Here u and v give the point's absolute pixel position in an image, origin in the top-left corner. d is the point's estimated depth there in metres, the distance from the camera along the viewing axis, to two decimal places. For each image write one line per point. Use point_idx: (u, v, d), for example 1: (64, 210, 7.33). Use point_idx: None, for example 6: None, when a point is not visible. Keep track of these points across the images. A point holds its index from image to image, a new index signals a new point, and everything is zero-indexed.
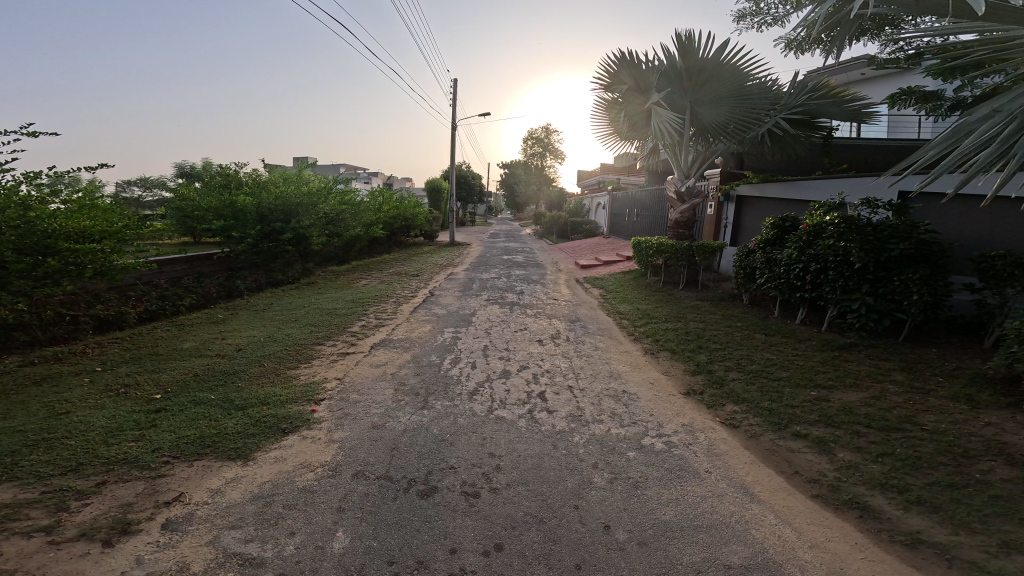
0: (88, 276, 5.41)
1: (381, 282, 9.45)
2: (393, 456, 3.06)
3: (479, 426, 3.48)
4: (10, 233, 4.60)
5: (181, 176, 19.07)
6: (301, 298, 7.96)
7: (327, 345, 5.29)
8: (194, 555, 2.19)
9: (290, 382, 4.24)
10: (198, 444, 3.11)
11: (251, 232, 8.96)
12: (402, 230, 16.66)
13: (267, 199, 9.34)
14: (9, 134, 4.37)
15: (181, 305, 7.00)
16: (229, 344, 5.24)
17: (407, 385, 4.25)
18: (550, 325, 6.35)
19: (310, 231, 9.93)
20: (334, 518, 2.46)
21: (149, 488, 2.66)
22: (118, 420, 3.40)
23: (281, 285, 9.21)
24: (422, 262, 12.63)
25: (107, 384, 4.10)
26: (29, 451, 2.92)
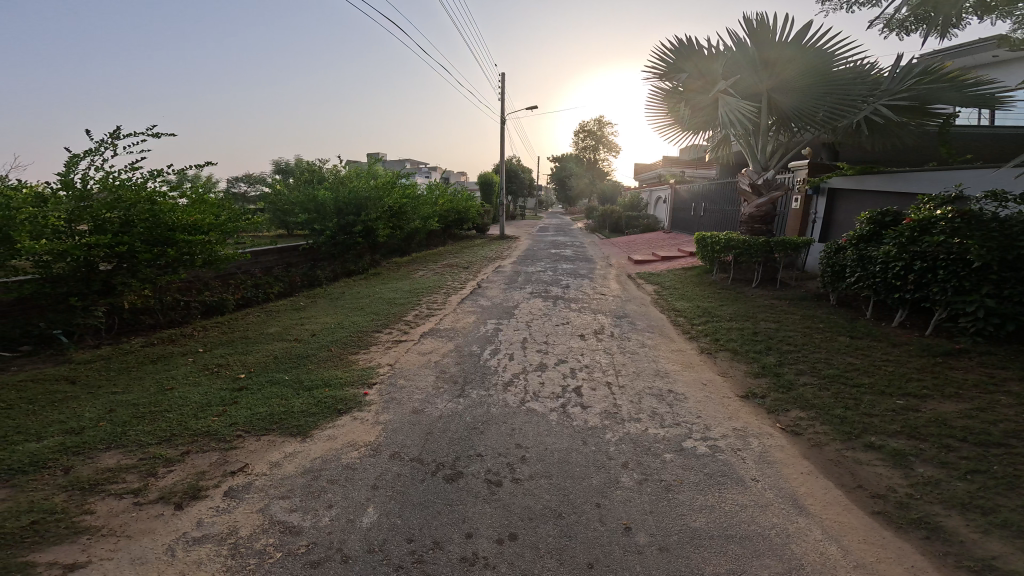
0: (199, 265, 6.06)
1: (434, 274, 9.72)
2: (427, 440, 3.17)
3: (510, 417, 3.51)
4: (142, 226, 5.28)
5: (263, 173, 20.57)
6: (368, 288, 8.37)
7: (384, 333, 5.54)
8: (245, 520, 2.40)
9: (351, 365, 4.51)
10: (267, 420, 3.39)
11: (330, 225, 9.55)
12: (457, 224, 16.97)
13: (341, 194, 9.86)
14: (138, 135, 5.31)
15: (270, 292, 7.63)
16: (306, 330, 5.64)
17: (448, 374, 4.36)
18: (594, 320, 6.24)
19: (377, 224, 10.38)
20: (367, 494, 2.61)
21: (220, 458, 2.93)
22: (209, 396, 3.78)
23: (354, 275, 9.74)
24: (473, 255, 12.85)
25: (206, 363, 4.58)
26: (137, 422, 3.33)
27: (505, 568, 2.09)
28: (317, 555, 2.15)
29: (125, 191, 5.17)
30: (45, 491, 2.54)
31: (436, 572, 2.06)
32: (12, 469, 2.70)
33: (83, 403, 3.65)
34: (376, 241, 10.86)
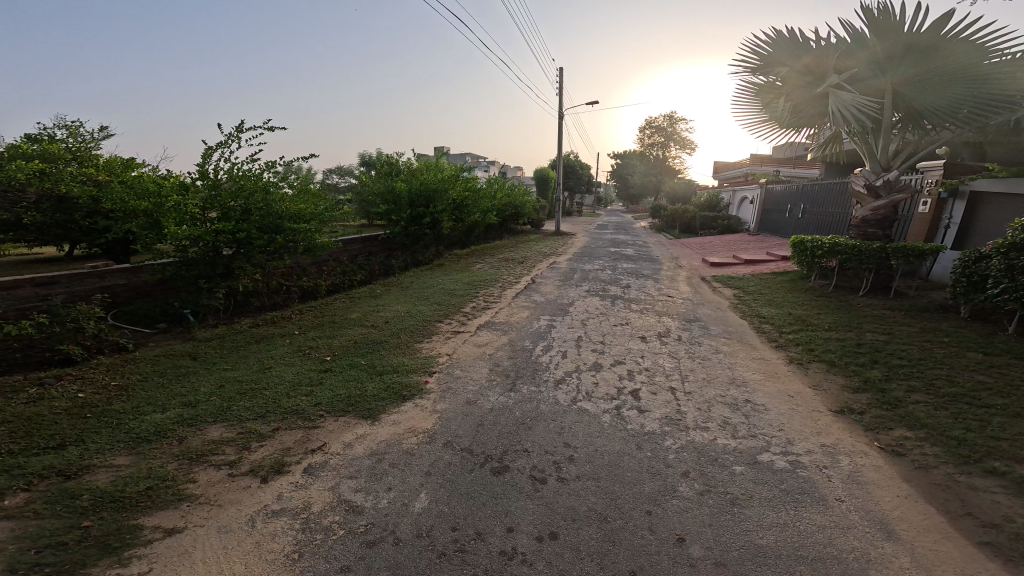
0: (299, 252, 6.57)
1: (491, 268, 9.84)
2: (477, 432, 3.22)
3: (560, 415, 3.49)
4: (257, 214, 5.93)
5: (336, 167, 21.65)
6: (432, 278, 8.62)
7: (444, 324, 5.67)
8: (318, 497, 2.56)
9: (415, 353, 4.67)
10: (345, 402, 3.59)
11: (403, 216, 10.00)
12: (513, 219, 16.99)
13: (412, 187, 10.17)
14: (256, 129, 6.00)
15: (355, 279, 8.01)
16: (383, 317, 5.89)
17: (502, 367, 4.41)
18: (657, 322, 6.05)
19: (443, 216, 10.61)
20: (421, 480, 2.70)
21: (303, 436, 3.13)
22: (299, 376, 4.08)
23: (422, 265, 10.05)
24: (527, 250, 12.87)
25: (300, 345, 4.94)
26: (241, 398, 3.65)
27: (543, 566, 2.09)
28: (373, 536, 2.26)
29: (247, 181, 5.81)
30: (161, 459, 2.83)
31: (477, 563, 2.09)
32: (139, 437, 3.03)
33: (193, 379, 4.04)
34: (440, 233, 11.14)
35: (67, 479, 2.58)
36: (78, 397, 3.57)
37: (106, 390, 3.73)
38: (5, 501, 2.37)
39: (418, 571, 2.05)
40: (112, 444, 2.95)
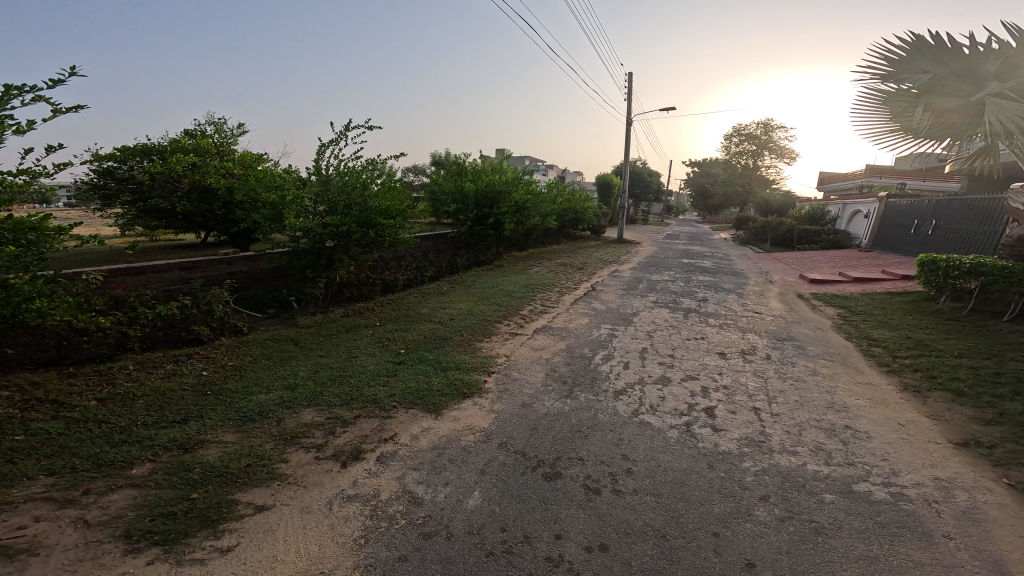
0: (386, 247, 6.91)
1: (550, 272, 9.85)
2: (532, 435, 3.22)
3: (619, 426, 3.41)
4: (356, 211, 6.33)
5: (410, 167, 22.60)
6: (490, 278, 8.75)
7: (501, 325, 5.74)
8: (385, 486, 2.67)
9: (474, 352, 4.76)
10: (414, 395, 3.73)
11: (468, 216, 10.25)
12: (572, 223, 16.79)
13: (479, 187, 10.39)
14: (360, 128, 6.37)
15: (427, 275, 8.33)
16: (447, 314, 6.07)
17: (558, 372, 4.38)
18: (741, 339, 5.72)
19: (507, 218, 10.72)
20: (475, 478, 2.74)
21: (378, 426, 3.29)
22: (380, 367, 4.29)
23: (483, 265, 10.25)
24: (588, 256, 12.71)
25: (378, 337, 5.18)
26: (331, 384, 3.90)
27: None
28: (429, 528, 2.32)
29: (350, 177, 6.29)
30: (261, 438, 3.08)
31: (523, 566, 2.09)
32: (247, 416, 3.33)
33: (291, 363, 4.37)
34: (502, 234, 11.27)
35: (185, 452, 2.87)
36: (198, 375, 3.98)
37: (220, 370, 4.14)
38: (134, 470, 2.67)
39: (467, 567, 2.07)
40: (225, 421, 3.26)
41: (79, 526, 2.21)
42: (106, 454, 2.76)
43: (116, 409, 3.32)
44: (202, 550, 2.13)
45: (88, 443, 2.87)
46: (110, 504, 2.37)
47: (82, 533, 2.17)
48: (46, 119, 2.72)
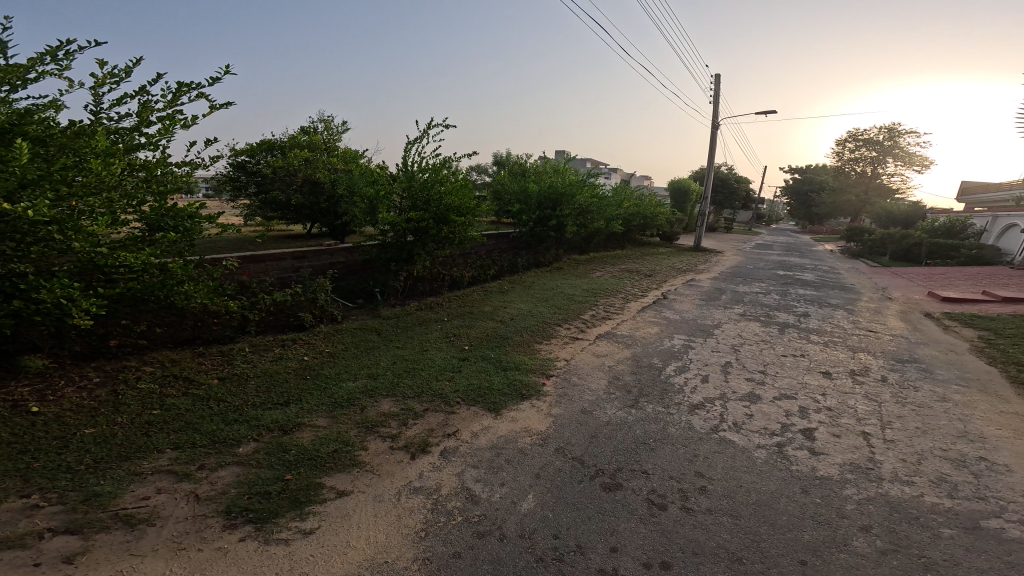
0: (458, 244, 7.13)
1: (613, 277, 9.64)
2: (591, 443, 3.16)
3: (693, 441, 3.26)
4: (436, 206, 6.64)
5: (477, 167, 23.07)
6: (550, 280, 8.74)
7: (562, 327, 5.70)
8: (446, 481, 2.73)
9: (534, 353, 4.77)
10: (474, 392, 3.79)
11: (529, 215, 10.24)
12: (639, 229, 16.34)
13: (541, 188, 10.40)
14: (438, 126, 6.83)
15: (489, 274, 8.43)
16: (507, 313, 6.12)
17: (620, 381, 4.26)
18: (851, 359, 5.27)
19: (569, 220, 10.64)
20: (530, 481, 2.73)
21: (443, 420, 3.38)
22: (444, 362, 4.41)
23: (543, 267, 10.22)
24: (658, 263, 12.29)
25: (445, 332, 5.31)
26: (405, 376, 4.05)
27: None
28: (483, 527, 2.35)
29: (431, 173, 6.65)
30: (348, 424, 3.25)
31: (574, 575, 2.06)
32: (337, 402, 3.53)
33: (375, 353, 4.59)
34: (564, 236, 11.18)
35: (284, 433, 3.09)
36: (300, 360, 4.28)
37: (317, 356, 4.42)
38: (240, 449, 2.90)
39: (518, 571, 2.07)
40: (319, 406, 3.47)
41: (190, 499, 2.43)
42: (219, 431, 3.03)
43: (233, 388, 3.65)
44: (287, 530, 2.28)
45: (207, 421, 3.16)
46: (217, 480, 2.59)
47: (191, 506, 2.38)
48: (205, 115, 3.77)
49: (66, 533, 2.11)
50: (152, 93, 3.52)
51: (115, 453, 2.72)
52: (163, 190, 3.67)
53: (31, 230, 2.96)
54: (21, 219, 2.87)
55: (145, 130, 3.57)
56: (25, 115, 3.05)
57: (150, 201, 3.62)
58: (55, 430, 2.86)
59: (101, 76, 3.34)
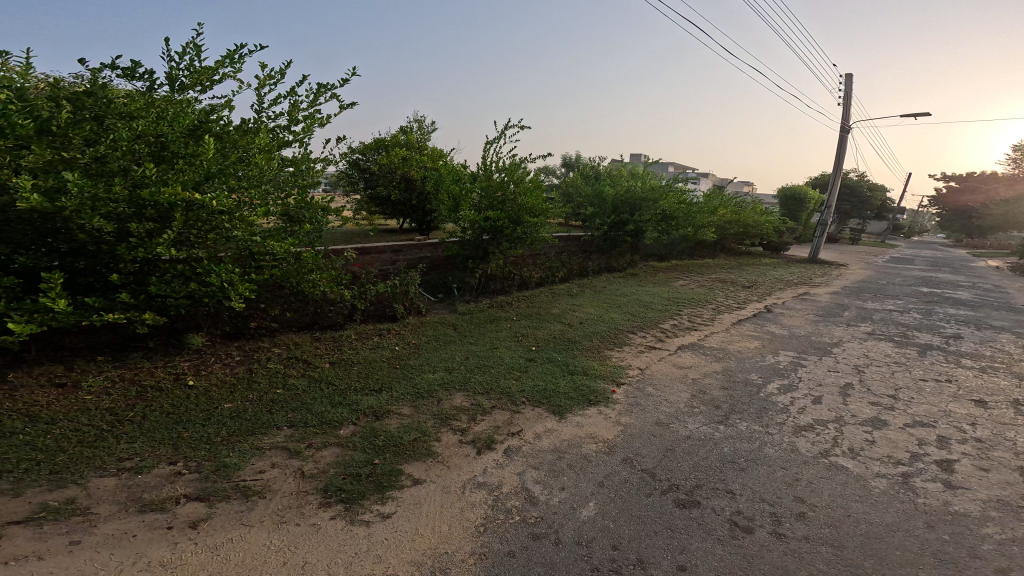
0: (529, 245, 7.20)
1: (702, 287, 9.16)
2: (665, 457, 3.02)
3: (796, 464, 3.00)
4: (509, 204, 6.76)
5: (558, 168, 23.18)
6: (623, 286, 8.50)
7: (638, 336, 5.52)
8: (507, 479, 2.74)
9: (604, 359, 4.67)
10: (541, 393, 3.78)
11: (606, 221, 9.98)
12: (737, 239, 15.29)
13: (617, 192, 10.16)
14: (514, 125, 7.01)
15: (557, 275, 8.31)
16: (575, 317, 6.04)
17: (706, 396, 4.03)
18: (1016, 389, 4.57)
19: (649, 225, 10.27)
20: (592, 489, 2.66)
21: (508, 419, 3.40)
22: (512, 361, 4.44)
23: (615, 272, 9.98)
24: (756, 275, 11.49)
25: (513, 331, 5.35)
26: (475, 372, 4.13)
27: None
28: (539, 530, 2.32)
29: (508, 170, 6.82)
30: (425, 415, 3.37)
31: None
32: (418, 393, 3.66)
33: (452, 347, 4.73)
34: (642, 241, 10.83)
35: (375, 419, 3.26)
36: (393, 350, 4.51)
37: (406, 346, 4.64)
38: (342, 430, 3.10)
39: None
40: (403, 395, 3.63)
41: (297, 475, 2.63)
42: (326, 413, 3.27)
43: (340, 372, 3.93)
44: (369, 512, 2.40)
45: (318, 402, 3.43)
46: (320, 459, 2.78)
47: (298, 482, 2.58)
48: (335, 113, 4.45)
49: (197, 499, 2.38)
50: (298, 94, 4.32)
51: (244, 427, 3.03)
52: (303, 184, 4.43)
53: (210, 219, 3.65)
54: (204, 207, 3.55)
55: (293, 128, 4.27)
56: (211, 115, 4.00)
57: (294, 195, 4.35)
58: (203, 403, 3.26)
59: (263, 78, 4.24)
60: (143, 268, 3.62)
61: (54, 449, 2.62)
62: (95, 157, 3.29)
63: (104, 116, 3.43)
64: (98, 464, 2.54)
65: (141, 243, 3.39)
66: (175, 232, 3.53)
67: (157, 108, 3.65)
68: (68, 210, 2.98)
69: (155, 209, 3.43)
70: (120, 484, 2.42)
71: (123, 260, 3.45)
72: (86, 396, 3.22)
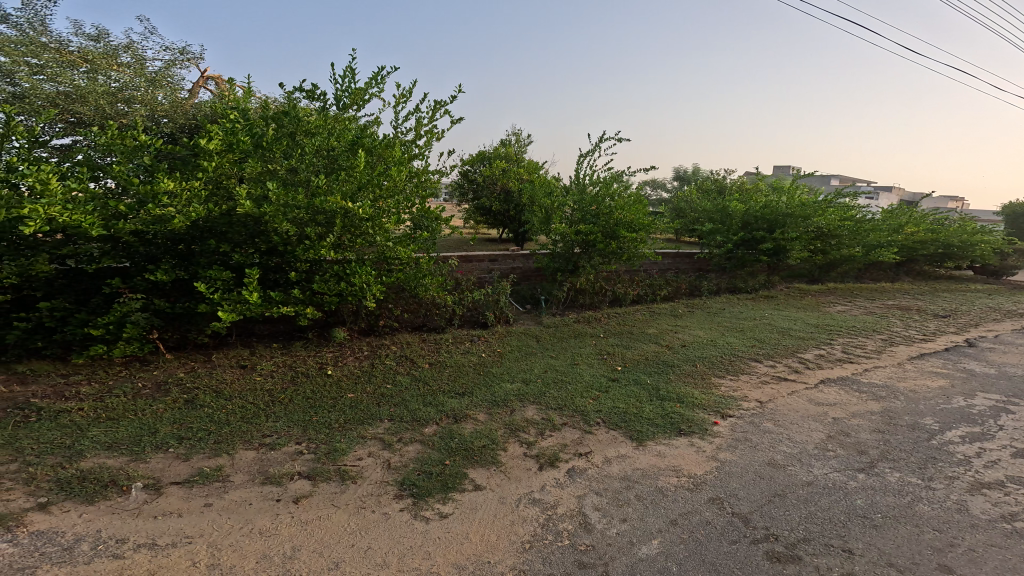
0: (624, 260, 6.88)
1: (870, 314, 7.92)
2: (767, 503, 2.66)
3: (957, 527, 2.49)
4: (602, 219, 6.64)
5: (682, 177, 22.12)
6: (753, 309, 7.71)
7: (765, 364, 4.98)
8: (565, 501, 2.65)
9: (712, 389, 4.25)
10: (619, 417, 3.58)
11: (733, 237, 9.22)
12: (933, 260, 12.70)
13: (751, 207, 9.32)
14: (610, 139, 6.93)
15: (659, 294, 7.79)
16: (677, 339, 5.66)
17: (849, 438, 3.48)
18: None
19: (794, 244, 9.06)
20: (661, 526, 2.45)
21: (578, 438, 3.28)
22: (592, 379, 4.28)
23: (741, 293, 9.14)
24: (953, 302, 9.57)
25: (600, 348, 5.19)
26: (551, 386, 4.08)
27: None
28: (587, 560, 2.20)
29: (602, 185, 6.81)
30: (496, 423, 3.40)
31: None
32: (493, 401, 3.73)
33: (531, 358, 4.73)
34: (783, 262, 9.69)
35: (453, 422, 3.39)
36: (478, 356, 4.65)
37: (491, 354, 4.75)
38: (426, 428, 3.27)
39: None
40: (479, 401, 3.71)
41: (384, 466, 2.83)
42: (418, 410, 3.49)
43: (433, 373, 4.16)
44: (430, 510, 2.50)
45: (413, 399, 3.67)
46: (404, 454, 2.96)
47: (382, 473, 2.77)
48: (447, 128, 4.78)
49: (306, 477, 2.69)
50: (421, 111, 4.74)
51: (354, 417, 3.34)
52: (425, 195, 4.74)
53: (361, 225, 4.13)
54: (355, 215, 4.02)
55: (417, 143, 4.65)
56: (366, 130, 4.58)
57: (417, 204, 4.66)
58: (333, 391, 3.69)
59: (398, 99, 4.71)
60: (310, 268, 4.25)
61: (223, 421, 3.16)
62: (291, 169, 4.06)
63: (296, 133, 4.23)
64: (247, 438, 3.00)
65: (313, 245, 3.98)
66: (335, 236, 4.09)
67: (331, 127, 4.31)
68: (267, 214, 3.68)
69: (324, 215, 3.97)
70: (257, 456, 2.84)
71: (299, 259, 4.09)
72: (258, 376, 3.85)
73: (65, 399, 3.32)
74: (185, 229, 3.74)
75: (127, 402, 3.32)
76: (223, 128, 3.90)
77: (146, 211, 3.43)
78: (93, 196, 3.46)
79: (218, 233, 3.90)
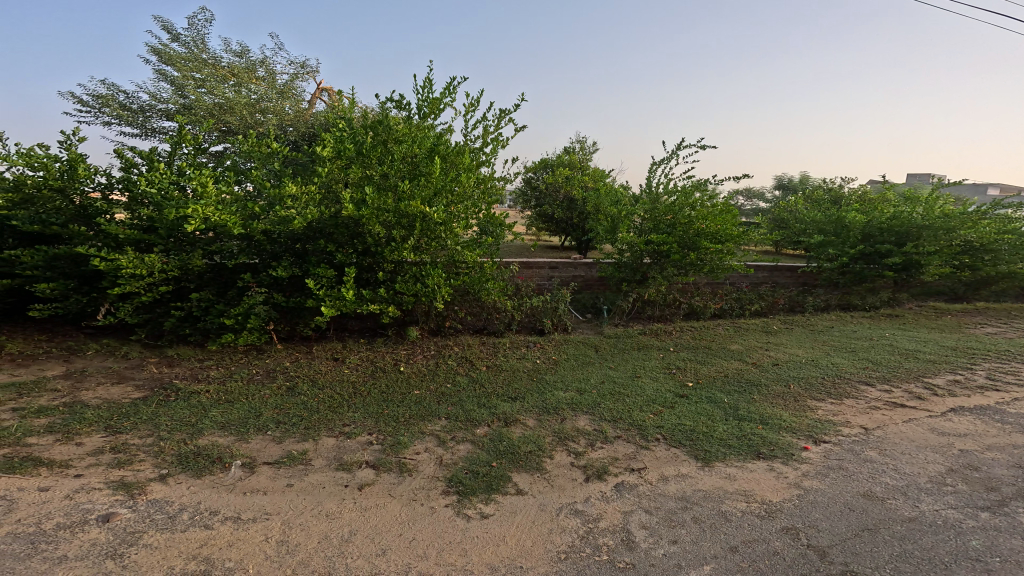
0: (704, 272, 6.47)
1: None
2: (853, 537, 2.34)
3: None
4: (681, 228, 6.29)
5: (783, 185, 20.46)
6: (869, 328, 6.83)
7: (876, 388, 4.39)
8: (609, 515, 2.53)
9: (806, 411, 3.83)
10: (683, 435, 3.36)
11: (849, 250, 8.25)
12: None
13: (879, 217, 8.24)
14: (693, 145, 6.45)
15: (748, 308, 7.21)
16: (767, 356, 5.19)
17: (976, 473, 2.97)
18: None
19: (929, 259, 7.95)
20: (717, 552, 2.25)
21: (631, 452, 3.13)
22: (655, 394, 4.06)
23: (855, 309, 8.15)
24: None
25: (667, 361, 4.93)
26: (609, 397, 3.94)
27: None
28: None
29: (681, 193, 6.43)
30: (546, 430, 3.36)
31: None
32: (546, 407, 3.69)
33: (589, 368, 4.60)
34: (915, 278, 8.49)
35: (504, 425, 3.40)
36: (534, 362, 4.63)
37: (546, 361, 4.70)
38: (479, 429, 3.32)
39: None
40: (531, 406, 3.70)
41: (437, 462, 2.92)
42: (473, 411, 3.55)
43: (490, 375, 4.22)
44: (473, 509, 2.53)
45: (469, 399, 3.75)
46: (456, 452, 3.03)
47: (435, 468, 2.85)
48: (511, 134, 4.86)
49: (372, 467, 2.85)
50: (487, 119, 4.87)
51: (416, 413, 3.49)
52: (490, 201, 4.81)
53: (438, 228, 4.32)
54: (432, 219, 4.23)
55: (484, 150, 4.77)
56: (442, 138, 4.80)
57: (483, 210, 4.74)
58: (404, 387, 3.89)
59: (466, 108, 4.89)
60: (395, 269, 4.50)
61: (314, 410, 3.45)
62: (383, 175, 4.37)
63: (387, 139, 4.53)
64: (332, 426, 3.25)
65: (398, 245, 4.23)
66: (415, 239, 4.31)
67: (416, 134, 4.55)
68: (363, 216, 3.99)
69: (406, 219, 4.20)
70: (334, 444, 3.06)
71: (386, 260, 4.35)
72: (348, 368, 4.16)
73: (200, 381, 3.84)
74: (303, 230, 4.21)
75: (243, 387, 3.75)
76: (336, 137, 4.41)
77: (275, 213, 3.97)
78: (237, 199, 4.06)
79: (327, 234, 4.31)
